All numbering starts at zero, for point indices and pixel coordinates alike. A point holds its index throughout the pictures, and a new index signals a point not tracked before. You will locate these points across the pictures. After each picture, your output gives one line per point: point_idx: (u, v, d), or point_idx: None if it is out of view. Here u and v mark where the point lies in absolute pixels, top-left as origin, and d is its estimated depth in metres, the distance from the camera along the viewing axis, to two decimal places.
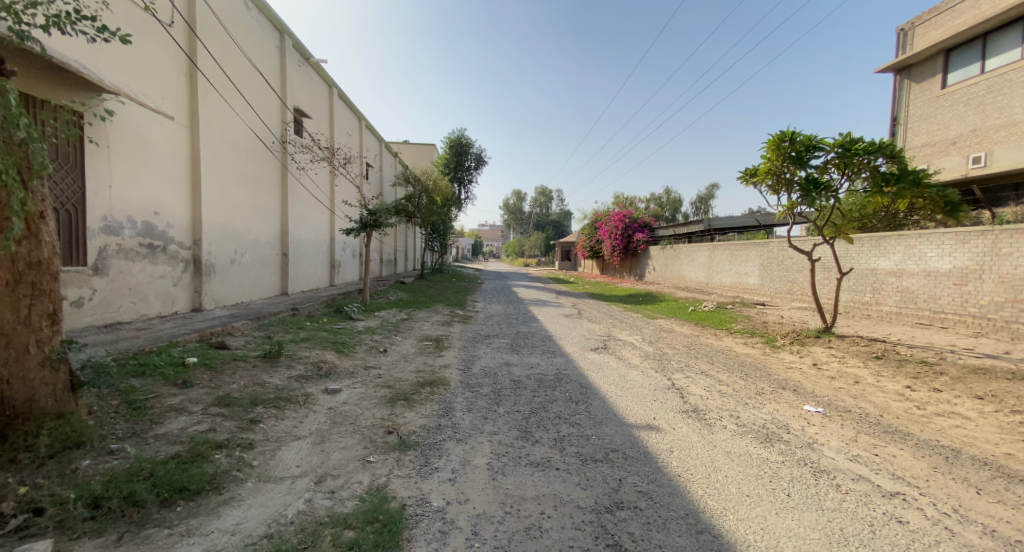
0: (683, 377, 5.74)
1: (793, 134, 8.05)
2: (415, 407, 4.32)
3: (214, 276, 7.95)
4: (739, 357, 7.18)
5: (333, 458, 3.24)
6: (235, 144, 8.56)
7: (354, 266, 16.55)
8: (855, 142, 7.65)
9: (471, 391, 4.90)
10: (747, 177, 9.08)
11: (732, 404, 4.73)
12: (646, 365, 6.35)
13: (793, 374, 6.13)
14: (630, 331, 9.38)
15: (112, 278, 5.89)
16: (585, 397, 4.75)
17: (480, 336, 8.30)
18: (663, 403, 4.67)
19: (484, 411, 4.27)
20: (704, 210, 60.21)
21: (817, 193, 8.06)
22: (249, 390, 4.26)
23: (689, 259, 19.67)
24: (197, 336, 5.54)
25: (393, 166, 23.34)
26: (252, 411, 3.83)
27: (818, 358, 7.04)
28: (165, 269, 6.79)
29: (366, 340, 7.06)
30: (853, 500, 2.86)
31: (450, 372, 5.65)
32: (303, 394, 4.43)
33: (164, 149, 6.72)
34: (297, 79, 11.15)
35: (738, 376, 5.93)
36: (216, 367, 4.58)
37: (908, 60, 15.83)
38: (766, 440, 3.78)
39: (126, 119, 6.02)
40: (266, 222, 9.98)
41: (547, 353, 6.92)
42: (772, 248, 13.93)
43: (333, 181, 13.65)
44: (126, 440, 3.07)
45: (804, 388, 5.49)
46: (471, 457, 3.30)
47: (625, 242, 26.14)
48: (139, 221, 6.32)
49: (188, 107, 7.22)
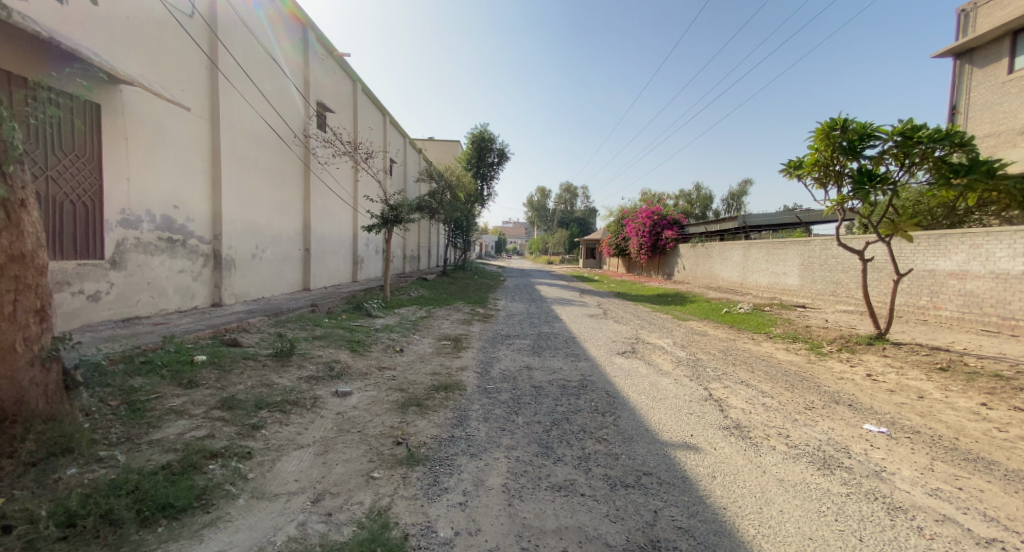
0: (721, 387, 5.22)
1: (845, 122, 7.28)
2: (428, 414, 4.01)
3: (235, 271, 7.92)
4: (781, 365, 6.57)
5: (335, 472, 2.96)
6: (256, 139, 8.48)
7: (376, 263, 16.51)
8: (918, 129, 6.86)
9: (489, 397, 4.55)
10: (791, 170, 8.40)
11: (780, 420, 4.19)
12: (679, 372, 5.85)
13: (845, 386, 5.52)
14: (659, 333, 8.85)
15: (130, 273, 5.85)
16: (613, 408, 4.32)
17: (500, 336, 7.96)
18: (700, 417, 4.20)
19: (502, 422, 3.91)
20: (736, 207, 57.96)
21: (871, 185, 7.29)
22: (255, 392, 4.05)
23: (722, 258, 18.74)
24: (210, 333, 5.42)
25: (416, 162, 23.26)
26: (256, 415, 3.61)
27: (872, 368, 6.35)
28: (185, 263, 6.77)
29: (383, 339, 6.83)
30: (942, 549, 2.34)
31: (467, 375, 5.32)
32: (312, 397, 4.21)
33: (185, 143, 6.68)
34: (320, 73, 11.06)
35: (784, 387, 5.35)
36: (224, 366, 4.40)
37: (969, 44, 14.47)
38: (824, 466, 3.28)
39: (145, 110, 5.96)
40: (288, 216, 9.96)
41: (570, 356, 6.51)
42: (814, 247, 12.99)
43: (355, 176, 13.56)
44: (117, 447, 2.89)
45: (861, 403, 4.88)
46: (485, 477, 2.95)
47: (653, 239, 25.28)
48: (158, 215, 6.27)
49: (208, 100, 7.15)
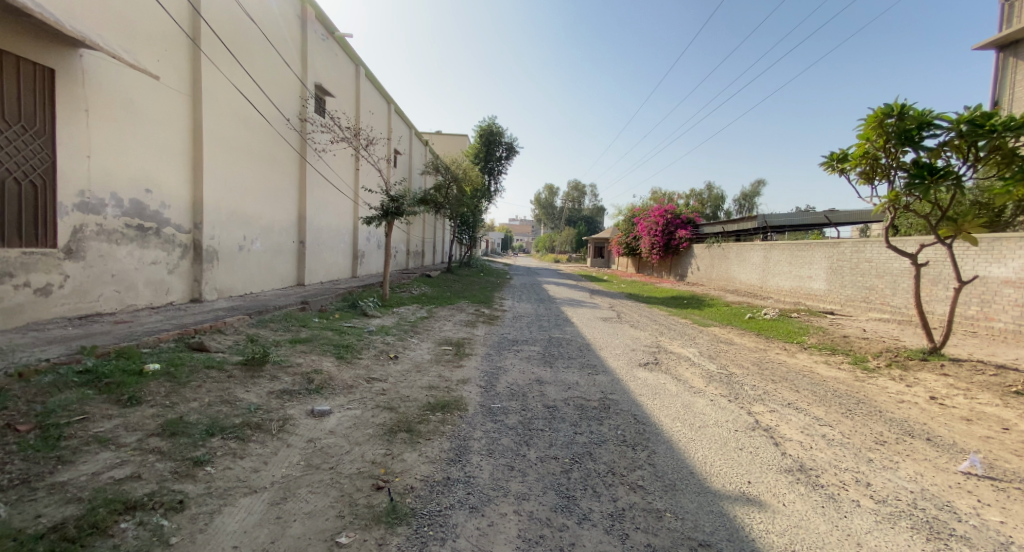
0: (767, 413, 4.42)
1: (902, 108, 6.35)
2: (419, 444, 3.26)
3: (218, 264, 7.23)
4: (827, 383, 5.75)
5: (290, 534, 2.22)
6: (246, 120, 7.83)
7: (378, 258, 15.80)
8: (990, 116, 5.91)
9: (494, 421, 3.79)
10: (833, 163, 7.59)
11: (851, 461, 3.40)
12: (714, 391, 5.05)
13: (910, 412, 4.70)
14: (682, 341, 8.05)
15: (90, 263, 5.19)
16: (645, 440, 3.56)
17: (507, 341, 7.21)
18: (753, 453, 3.43)
19: (510, 457, 3.16)
20: (749, 207, 56.56)
21: (932, 180, 6.36)
22: (211, 411, 3.34)
23: (740, 259, 17.84)
24: (175, 335, 4.73)
25: (422, 154, 22.67)
26: (203, 444, 2.90)
27: (933, 389, 5.52)
28: (157, 254, 6.10)
29: (376, 343, 6.09)
30: None
31: (469, 390, 4.56)
32: (281, 418, 3.48)
33: (161, 120, 6.03)
34: (319, 53, 10.35)
35: (840, 413, 4.54)
36: (179, 378, 3.71)
37: (1015, 35, 13.27)
38: (932, 535, 2.48)
39: (112, 81, 5.31)
40: (282, 206, 9.29)
41: (586, 368, 5.73)
42: (844, 249, 12.07)
43: (356, 166, 12.91)
44: (3, 494, 2.19)
45: (941, 436, 4.05)
46: (488, 547, 2.20)
47: (666, 239, 24.35)
48: (127, 199, 5.63)
49: (189, 75, 6.49)
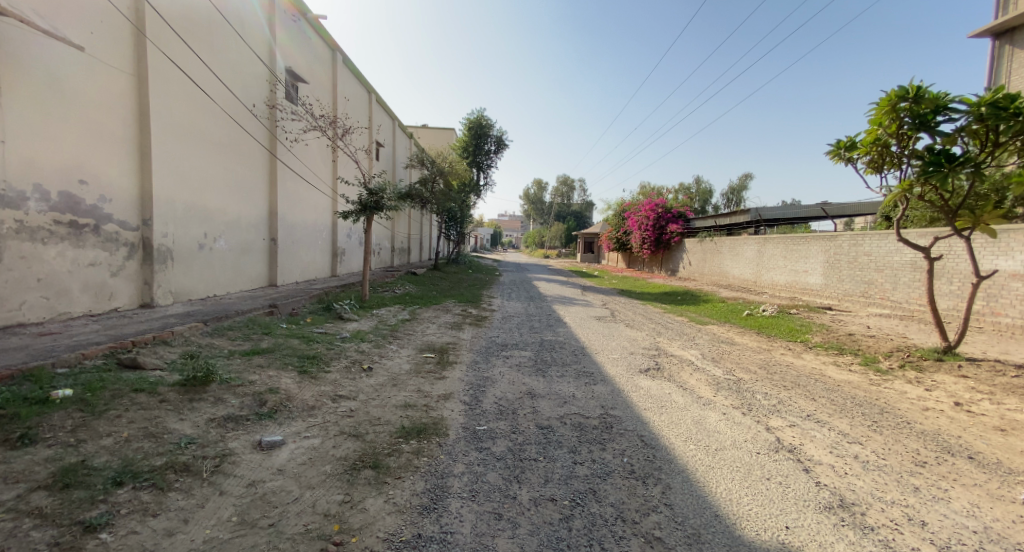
0: (787, 428, 3.93)
1: (918, 90, 5.87)
2: (386, 487, 2.67)
3: (173, 265, 6.50)
4: (843, 388, 5.31)
5: None
6: (204, 105, 7.10)
7: (359, 256, 15.03)
8: (1014, 98, 5.44)
9: (478, 450, 3.22)
10: (840, 152, 7.15)
11: (896, 491, 2.91)
12: (725, 402, 4.55)
13: (939, 421, 4.28)
14: (681, 342, 7.57)
15: (9, 265, 4.47)
16: (656, 471, 3.02)
17: (495, 345, 6.63)
18: (783, 484, 2.91)
19: (497, 501, 2.59)
20: (737, 202, 56.78)
21: (950, 168, 5.94)
22: (126, 450, 2.69)
23: (733, 253, 17.52)
24: (105, 350, 4.05)
25: (406, 147, 21.93)
26: (105, 499, 2.27)
27: (954, 393, 5.12)
28: (97, 254, 5.38)
29: (349, 352, 5.46)
30: None
31: (451, 409, 3.97)
32: (220, 453, 2.86)
33: (98, 102, 5.32)
34: (289, 35, 9.61)
35: (866, 426, 4.08)
36: (95, 406, 3.06)
37: (1011, 22, 13.03)
38: None
39: (32, 55, 4.60)
40: (249, 201, 8.58)
41: (582, 377, 5.20)
42: (842, 243, 11.74)
43: (333, 157, 12.19)
44: None
45: (982, 452, 3.60)
46: None
47: (657, 233, 23.96)
48: (56, 193, 4.92)
49: (134, 52, 5.78)
